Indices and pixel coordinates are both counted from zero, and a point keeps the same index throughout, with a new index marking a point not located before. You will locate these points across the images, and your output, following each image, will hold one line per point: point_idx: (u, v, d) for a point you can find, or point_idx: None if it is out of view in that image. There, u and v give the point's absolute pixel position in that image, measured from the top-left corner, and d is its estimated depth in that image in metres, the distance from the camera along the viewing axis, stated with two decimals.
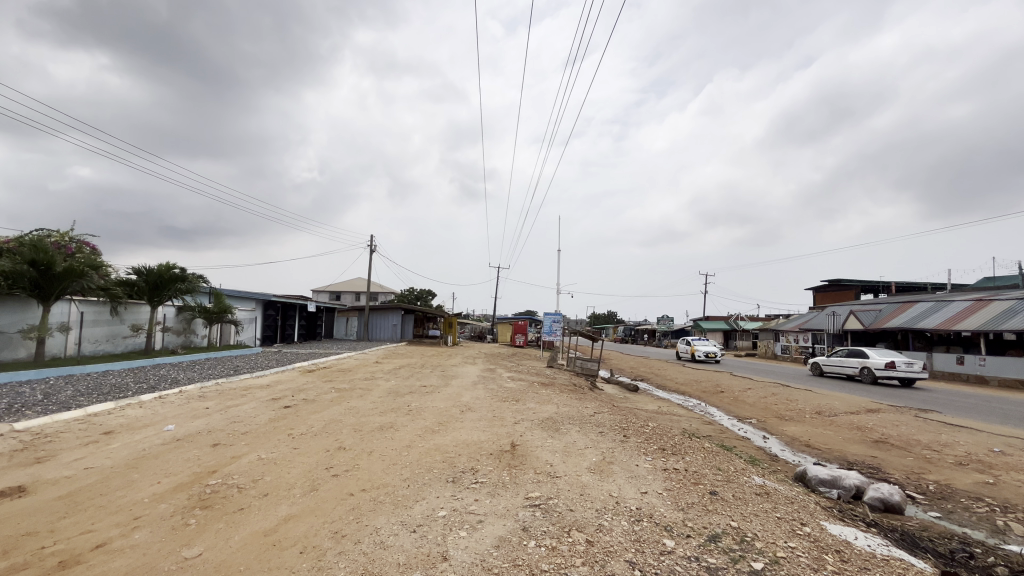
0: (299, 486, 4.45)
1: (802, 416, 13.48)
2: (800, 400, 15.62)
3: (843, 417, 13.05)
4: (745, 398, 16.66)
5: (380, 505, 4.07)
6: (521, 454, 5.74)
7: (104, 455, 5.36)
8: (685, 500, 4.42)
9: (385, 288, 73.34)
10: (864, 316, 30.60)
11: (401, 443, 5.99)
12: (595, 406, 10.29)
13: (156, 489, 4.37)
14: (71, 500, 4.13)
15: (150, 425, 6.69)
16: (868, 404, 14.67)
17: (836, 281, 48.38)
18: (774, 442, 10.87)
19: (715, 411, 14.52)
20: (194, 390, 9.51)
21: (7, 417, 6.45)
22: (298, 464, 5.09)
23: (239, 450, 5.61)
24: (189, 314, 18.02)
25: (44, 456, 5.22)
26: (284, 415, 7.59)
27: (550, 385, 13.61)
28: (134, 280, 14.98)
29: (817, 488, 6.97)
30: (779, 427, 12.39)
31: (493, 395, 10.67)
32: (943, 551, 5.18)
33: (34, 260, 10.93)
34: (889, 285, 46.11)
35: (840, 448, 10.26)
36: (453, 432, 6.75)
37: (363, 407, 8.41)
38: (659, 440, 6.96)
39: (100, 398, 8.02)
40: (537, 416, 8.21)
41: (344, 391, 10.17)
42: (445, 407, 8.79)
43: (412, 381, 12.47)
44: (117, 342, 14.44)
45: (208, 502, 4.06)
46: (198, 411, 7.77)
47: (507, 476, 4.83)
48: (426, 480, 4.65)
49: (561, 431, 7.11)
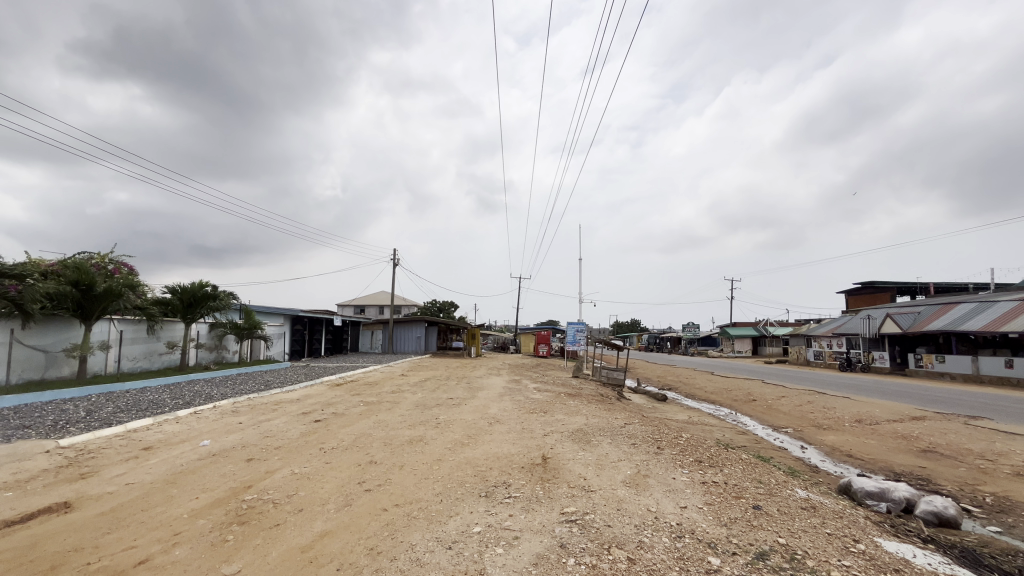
0: (333, 502, 4.44)
1: (841, 425, 12.97)
2: (838, 408, 15.03)
3: (885, 425, 12.51)
4: (779, 406, 16.15)
5: (414, 521, 4.02)
6: (553, 467, 5.61)
7: (144, 471, 5.48)
8: (727, 515, 4.23)
9: (408, 302, 74.16)
10: (902, 319, 29.48)
11: (431, 456, 5.95)
12: (626, 416, 10.09)
13: (193, 505, 4.42)
14: (114, 515, 4.22)
15: (186, 441, 6.83)
16: (912, 412, 14.01)
17: (870, 283, 46.74)
18: (813, 452, 10.48)
19: (748, 421, 14.08)
20: (228, 405, 9.69)
21: (53, 434, 6.66)
22: (331, 479, 5.10)
23: (272, 465, 5.67)
24: (220, 330, 18.50)
25: (88, 472, 5.37)
26: (315, 429, 7.66)
27: (577, 395, 13.43)
28: (169, 298, 15.47)
29: (864, 502, 6.66)
30: (817, 436, 11.93)
31: (520, 406, 10.55)
32: (1008, 569, 4.85)
33: (77, 281, 11.39)
34: (928, 287, 44.32)
35: (885, 458, 9.81)
36: (483, 445, 6.68)
37: (391, 420, 8.42)
38: (695, 452, 6.71)
39: (139, 415, 8.23)
40: (567, 428, 8.09)
41: (372, 404, 10.22)
42: (473, 419, 8.73)
43: (439, 393, 12.47)
44: (153, 358, 14.84)
45: (246, 518, 4.08)
46: (231, 425, 7.92)
47: (540, 491, 4.73)
48: (458, 495, 4.59)
49: (593, 443, 6.97)
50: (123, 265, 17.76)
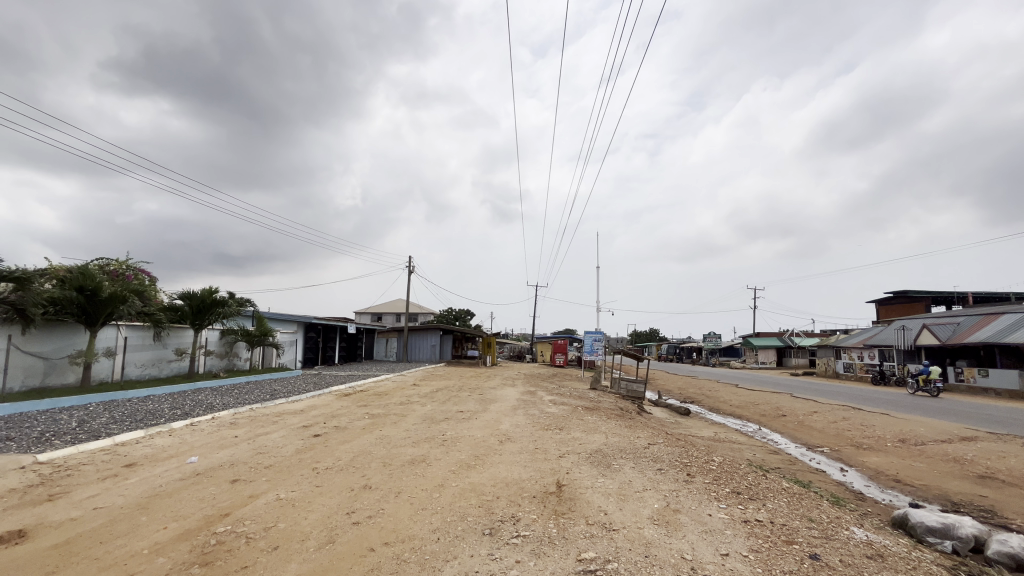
0: (314, 538, 3.84)
1: (883, 445, 11.97)
2: (877, 426, 13.97)
3: (933, 446, 11.46)
4: (812, 422, 15.13)
5: (403, 566, 3.42)
6: (569, 498, 4.93)
7: (119, 492, 5.01)
8: (780, 567, 3.50)
9: (424, 309, 74.26)
10: (940, 331, 27.95)
11: (433, 481, 5.34)
12: (649, 435, 9.30)
13: (158, 538, 3.89)
14: (66, 549, 3.71)
15: (173, 457, 6.35)
16: (962, 431, 12.88)
17: (903, 292, 44.82)
18: (854, 476, 9.56)
19: (779, 438, 13.17)
20: (227, 417, 9.24)
21: (34, 448, 6.25)
22: (317, 507, 4.53)
23: (257, 488, 5.12)
24: (231, 337, 18.32)
25: (58, 493, 4.90)
26: (312, 445, 7.14)
27: (594, 409, 12.73)
28: (178, 305, 15.31)
29: (925, 539, 5.85)
30: (858, 458, 10.95)
31: (534, 422, 9.88)
32: None
33: (82, 286, 11.20)
34: (965, 297, 42.25)
35: (938, 485, 8.86)
36: (491, 468, 6.04)
37: (395, 436, 7.87)
38: (732, 481, 5.94)
39: (132, 427, 7.82)
40: (585, 448, 7.40)
41: (378, 418, 9.68)
42: (483, 436, 8.11)
43: (449, 405, 11.91)
44: (161, 366, 14.61)
45: (210, 558, 3.53)
46: (226, 439, 7.44)
47: (553, 529, 4.06)
48: (458, 532, 3.96)
49: (614, 467, 6.28)
50: (138, 273, 17.79)
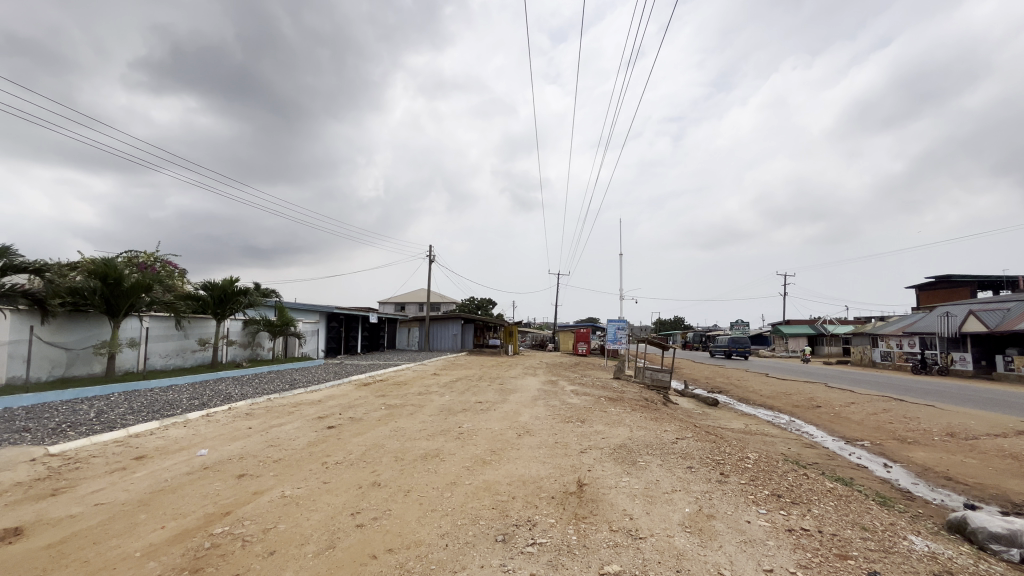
0: (314, 542, 3.57)
1: (929, 438, 11.22)
2: (922, 418, 13.11)
3: (986, 441, 10.65)
4: (850, 414, 14.33)
5: None
6: (591, 500, 4.56)
7: (125, 486, 4.87)
8: None
9: (447, 300, 74.57)
10: (988, 317, 26.31)
11: (445, 479, 5.02)
12: (676, 428, 8.81)
13: (152, 539, 3.68)
14: (58, 550, 3.53)
15: (183, 450, 6.20)
16: (1017, 425, 11.97)
17: (946, 277, 42.65)
18: (900, 473, 8.91)
19: (814, 431, 12.50)
20: (244, 407, 9.19)
21: (48, 439, 6.20)
22: (322, 507, 4.26)
23: (263, 484, 4.90)
24: (254, 327, 18.49)
25: (63, 488, 4.78)
26: (325, 438, 6.93)
27: (617, 400, 12.29)
28: (201, 295, 15.43)
29: (988, 547, 5.23)
30: (903, 453, 10.25)
31: (555, 414, 9.51)
32: None
33: (103, 275, 11.28)
34: (1015, 282, 39.90)
35: (995, 484, 8.14)
36: (508, 464, 5.71)
37: (410, 428, 7.61)
38: (771, 482, 5.45)
39: (148, 417, 7.77)
40: (609, 443, 7.00)
41: (394, 409, 9.47)
42: (500, 430, 7.77)
43: (468, 396, 11.61)
44: (185, 356, 14.81)
45: (201, 564, 3.27)
46: (239, 431, 7.29)
47: (573, 537, 3.69)
48: (468, 538, 3.63)
49: (640, 465, 5.85)
50: (164, 265, 18.05)
